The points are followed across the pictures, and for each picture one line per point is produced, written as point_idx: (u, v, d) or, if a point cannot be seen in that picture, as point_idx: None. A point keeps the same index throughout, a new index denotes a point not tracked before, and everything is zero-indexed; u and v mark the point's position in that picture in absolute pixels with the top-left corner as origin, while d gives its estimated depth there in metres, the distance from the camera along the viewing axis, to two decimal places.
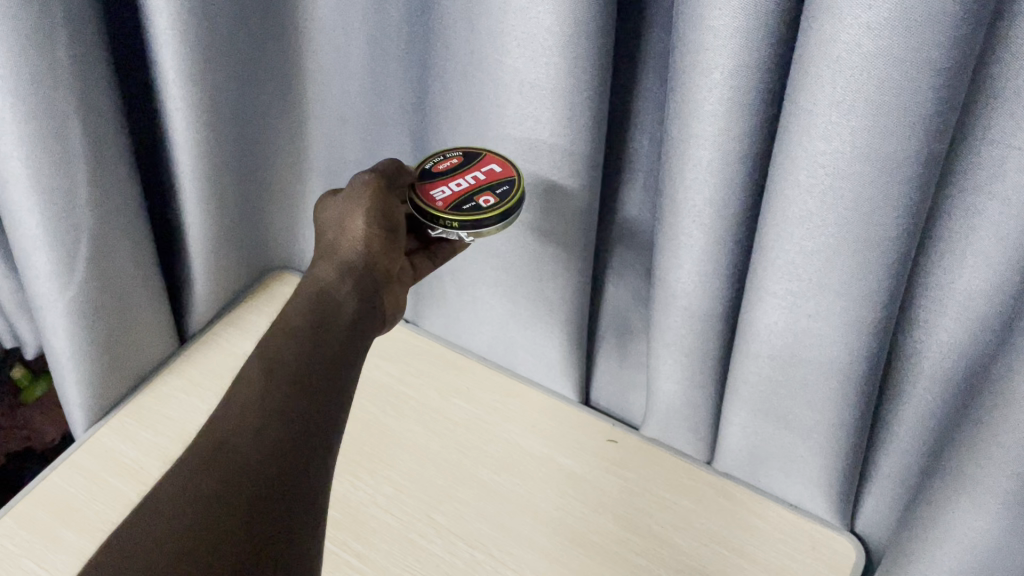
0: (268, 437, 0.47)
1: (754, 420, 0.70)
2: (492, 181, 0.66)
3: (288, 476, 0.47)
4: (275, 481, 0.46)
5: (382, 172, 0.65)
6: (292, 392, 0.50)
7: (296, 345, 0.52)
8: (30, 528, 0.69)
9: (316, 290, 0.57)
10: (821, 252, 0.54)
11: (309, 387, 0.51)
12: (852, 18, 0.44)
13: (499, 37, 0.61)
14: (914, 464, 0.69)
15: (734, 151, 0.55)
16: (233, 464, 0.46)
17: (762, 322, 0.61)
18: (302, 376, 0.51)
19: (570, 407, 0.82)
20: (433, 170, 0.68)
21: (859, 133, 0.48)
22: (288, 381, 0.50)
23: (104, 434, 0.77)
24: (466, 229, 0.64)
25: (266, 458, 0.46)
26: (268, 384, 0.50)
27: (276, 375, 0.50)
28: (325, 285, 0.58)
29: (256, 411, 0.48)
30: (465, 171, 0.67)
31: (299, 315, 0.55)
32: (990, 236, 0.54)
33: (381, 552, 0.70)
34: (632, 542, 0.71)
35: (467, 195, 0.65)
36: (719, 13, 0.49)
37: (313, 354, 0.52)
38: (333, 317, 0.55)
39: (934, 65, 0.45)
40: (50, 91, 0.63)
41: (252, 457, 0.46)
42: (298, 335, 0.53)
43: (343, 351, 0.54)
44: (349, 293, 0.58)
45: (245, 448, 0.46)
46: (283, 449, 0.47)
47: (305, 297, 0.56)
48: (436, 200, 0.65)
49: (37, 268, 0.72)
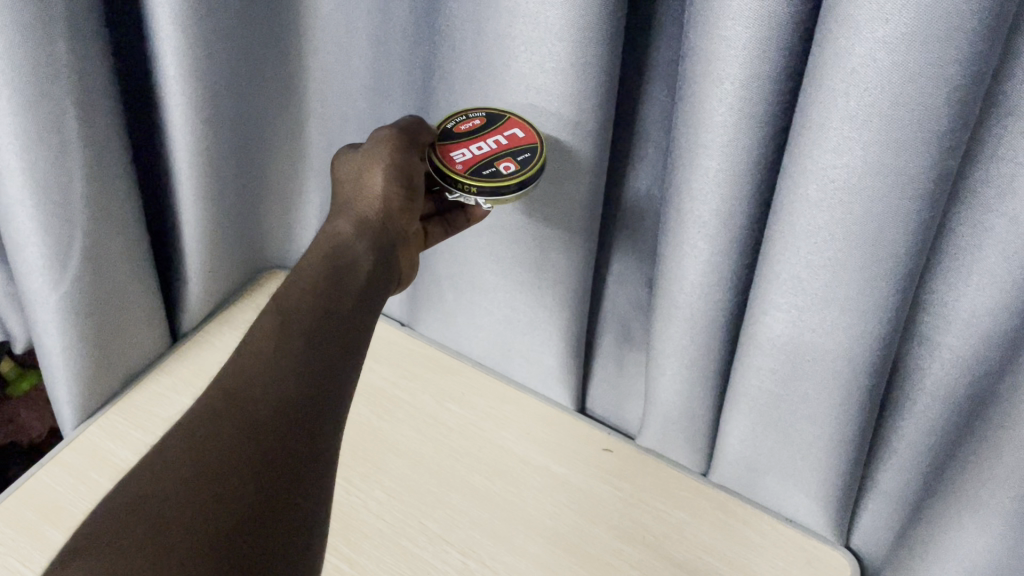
0: (277, 418, 0.46)
1: (753, 433, 0.69)
2: (512, 146, 0.62)
3: (294, 468, 0.45)
4: (283, 468, 0.45)
5: (405, 127, 0.62)
6: (303, 378, 0.48)
7: (308, 315, 0.51)
8: (16, 525, 0.68)
9: (331, 247, 0.56)
10: (827, 267, 0.54)
11: (319, 369, 0.49)
12: (868, 32, 0.44)
13: (507, 40, 0.61)
14: (912, 482, 0.68)
15: (744, 161, 0.54)
16: (241, 445, 0.44)
17: (765, 335, 0.61)
18: (310, 358, 0.49)
19: (567, 415, 0.81)
20: (455, 130, 0.64)
21: (871, 147, 0.47)
22: (301, 359, 0.49)
23: (93, 432, 0.76)
24: (484, 195, 0.61)
25: (274, 447, 0.45)
26: (278, 364, 0.48)
27: (286, 349, 0.49)
28: (341, 241, 0.57)
29: (264, 385, 0.47)
30: (487, 134, 0.63)
31: (314, 272, 0.54)
32: (996, 254, 0.54)
33: (371, 557, 0.69)
34: (628, 554, 0.71)
35: (487, 160, 0.62)
36: (732, 24, 0.48)
37: (326, 332, 0.51)
38: (349, 279, 0.55)
39: (950, 81, 0.44)
40: (48, 84, 0.62)
41: (259, 444, 0.45)
42: (309, 304, 0.52)
43: (354, 326, 0.53)
44: (365, 251, 0.57)
45: (254, 426, 0.45)
46: (292, 433, 0.46)
47: (319, 255, 0.56)
48: (455, 163, 0.62)
49: (30, 263, 0.71)
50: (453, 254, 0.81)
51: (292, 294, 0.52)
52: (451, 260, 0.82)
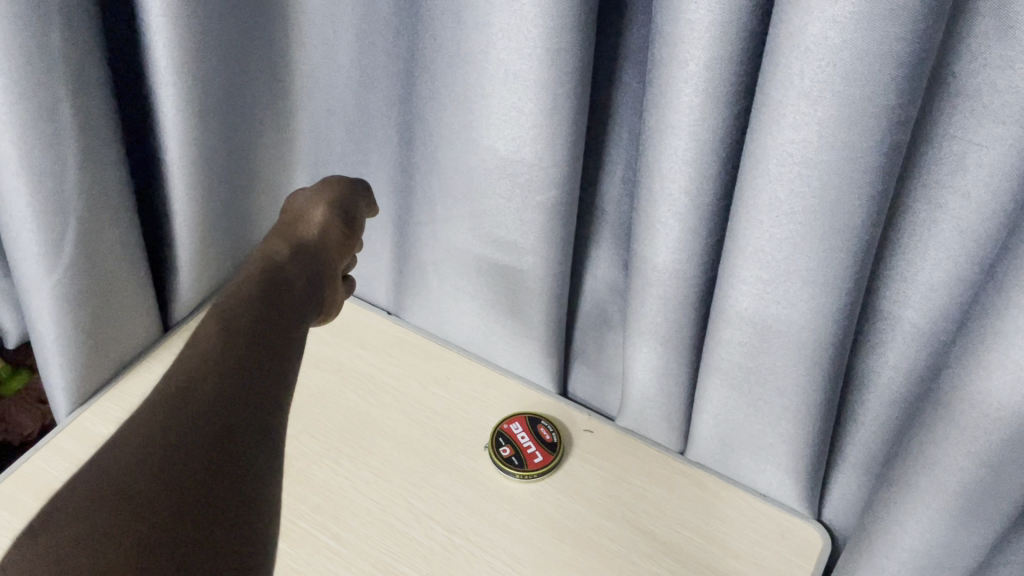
0: (220, 419, 0.44)
1: (726, 407, 0.72)
2: (525, 454, 0.77)
3: (240, 460, 0.43)
4: (232, 465, 0.43)
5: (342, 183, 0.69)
6: (244, 383, 0.47)
7: (246, 328, 0.50)
8: (13, 508, 0.72)
9: (265, 260, 0.59)
10: (789, 240, 0.57)
11: (256, 360, 0.49)
12: (820, 12, 0.47)
13: (485, 28, 0.63)
14: (878, 453, 0.71)
15: (710, 138, 0.57)
16: (187, 448, 0.42)
17: (733, 309, 0.63)
18: (245, 361, 0.48)
19: (549, 399, 0.84)
20: (540, 424, 0.79)
21: (825, 123, 0.51)
22: (237, 364, 0.48)
23: (87, 418, 0.80)
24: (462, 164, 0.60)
25: (214, 440, 0.43)
26: (224, 356, 0.48)
27: (217, 356, 0.48)
28: (276, 259, 0.59)
29: (212, 386, 0.46)
30: (535, 445, 0.78)
31: (247, 285, 0.55)
32: (950, 229, 0.57)
33: (360, 534, 0.72)
34: (608, 529, 0.73)
35: None
36: (695, 8, 0.51)
37: (266, 339, 0.51)
38: (286, 287, 0.57)
39: (896, 59, 0.47)
40: (43, 74, 0.64)
41: (208, 446, 0.43)
42: (247, 318, 0.51)
43: (282, 340, 0.52)
44: (299, 268, 0.60)
45: (201, 430, 0.43)
46: (233, 428, 0.44)
47: (256, 265, 0.59)
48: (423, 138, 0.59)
49: (25, 251, 0.73)
50: (436, 241, 0.84)
51: (234, 306, 0.52)
52: (434, 247, 0.84)
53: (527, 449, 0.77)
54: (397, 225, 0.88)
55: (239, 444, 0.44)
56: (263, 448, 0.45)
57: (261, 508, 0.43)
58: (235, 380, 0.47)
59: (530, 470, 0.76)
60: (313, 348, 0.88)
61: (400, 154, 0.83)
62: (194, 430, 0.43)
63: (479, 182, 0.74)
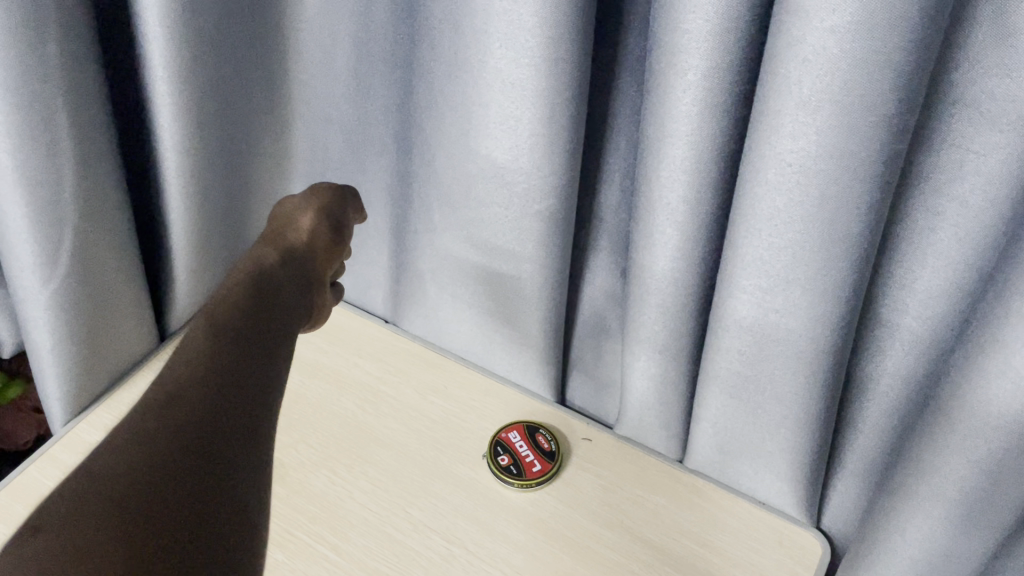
0: (208, 425, 0.44)
1: (725, 416, 0.72)
2: (524, 462, 0.76)
3: (229, 466, 0.43)
4: (219, 470, 0.42)
5: (331, 190, 0.69)
6: (233, 391, 0.47)
7: (233, 336, 0.50)
8: (7, 518, 0.72)
9: (252, 266, 0.59)
10: (788, 248, 0.57)
11: (245, 368, 0.48)
12: (818, 21, 0.47)
13: (482, 37, 0.63)
14: (878, 459, 0.71)
15: (708, 147, 0.57)
16: (173, 455, 0.42)
17: (732, 317, 0.63)
18: (233, 369, 0.48)
19: (546, 407, 0.84)
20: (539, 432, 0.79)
21: (824, 131, 0.51)
22: (224, 371, 0.47)
23: (82, 429, 0.80)
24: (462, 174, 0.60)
25: (201, 446, 0.43)
26: (212, 365, 0.48)
27: (205, 364, 0.47)
28: (265, 265, 0.59)
29: (200, 394, 0.46)
30: (534, 454, 0.77)
31: (235, 291, 0.55)
32: (949, 236, 0.57)
33: (358, 545, 0.72)
34: (606, 537, 0.73)
35: None
36: (694, 17, 0.51)
37: (253, 347, 0.50)
38: (275, 292, 0.57)
39: (895, 68, 0.47)
40: (40, 84, 0.64)
41: (195, 452, 0.42)
42: (233, 326, 0.51)
43: (270, 348, 0.51)
44: (288, 274, 0.60)
45: (188, 436, 0.43)
46: (221, 434, 0.44)
47: (244, 271, 0.59)
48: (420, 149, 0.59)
49: (21, 261, 0.73)
50: (434, 249, 0.84)
51: (221, 315, 0.52)
52: (432, 255, 0.84)
53: (525, 458, 0.77)
54: (395, 234, 0.88)
55: (228, 451, 0.44)
56: (252, 454, 0.44)
57: (250, 514, 0.42)
58: (223, 388, 0.46)
59: (529, 479, 0.75)
60: (310, 356, 0.87)
61: (398, 162, 0.83)
62: (180, 436, 0.43)
63: (476, 190, 0.74)
